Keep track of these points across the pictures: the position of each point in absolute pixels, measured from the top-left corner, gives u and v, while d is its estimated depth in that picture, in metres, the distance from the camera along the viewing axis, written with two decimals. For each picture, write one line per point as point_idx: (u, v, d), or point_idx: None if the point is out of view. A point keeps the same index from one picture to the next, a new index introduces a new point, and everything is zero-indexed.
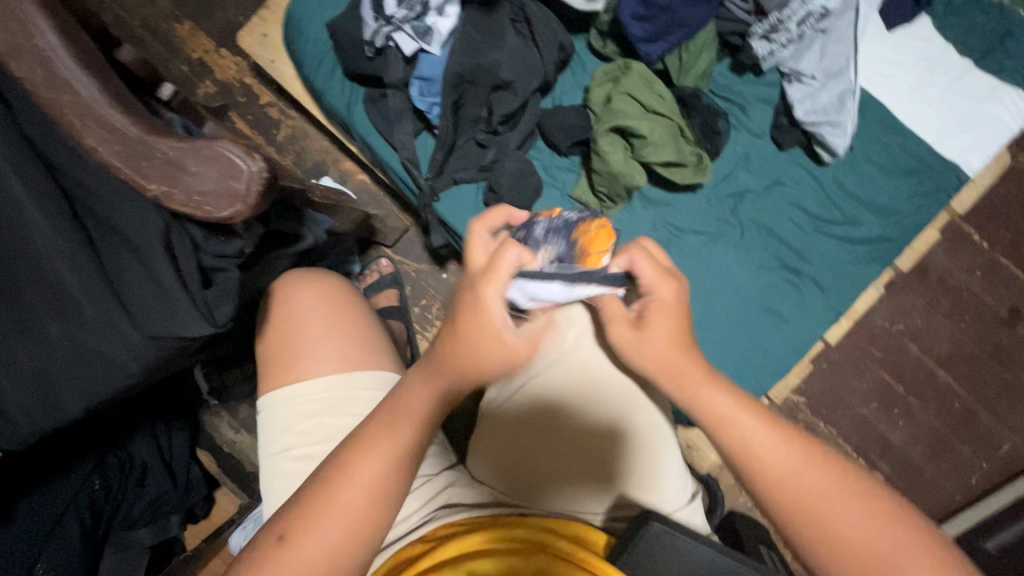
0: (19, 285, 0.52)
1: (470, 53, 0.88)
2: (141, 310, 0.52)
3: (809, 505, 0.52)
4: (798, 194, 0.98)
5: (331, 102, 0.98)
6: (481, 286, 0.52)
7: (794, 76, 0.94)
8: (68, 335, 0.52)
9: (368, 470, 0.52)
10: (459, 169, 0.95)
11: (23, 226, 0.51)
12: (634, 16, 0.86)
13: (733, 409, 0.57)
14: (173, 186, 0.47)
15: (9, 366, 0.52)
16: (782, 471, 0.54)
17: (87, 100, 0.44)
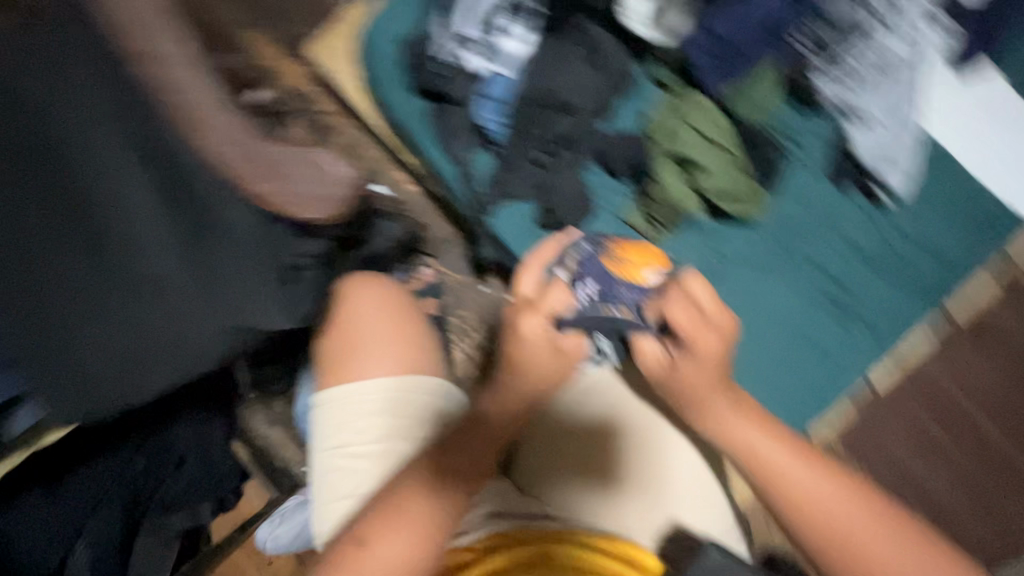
0: (118, 261, 0.55)
1: (538, 78, 0.93)
2: (231, 301, 0.59)
3: (828, 521, 0.68)
4: (853, 232, 0.97)
5: (393, 114, 1.02)
6: (531, 318, 0.74)
7: (855, 115, 0.94)
8: (160, 316, 0.57)
9: (436, 485, 0.67)
10: (513, 186, 0.97)
11: (124, 207, 0.54)
12: (702, 50, 0.92)
13: (766, 445, 0.72)
14: (285, 188, 0.54)
15: (101, 339, 0.56)
16: (798, 494, 0.70)
17: (203, 104, 0.50)
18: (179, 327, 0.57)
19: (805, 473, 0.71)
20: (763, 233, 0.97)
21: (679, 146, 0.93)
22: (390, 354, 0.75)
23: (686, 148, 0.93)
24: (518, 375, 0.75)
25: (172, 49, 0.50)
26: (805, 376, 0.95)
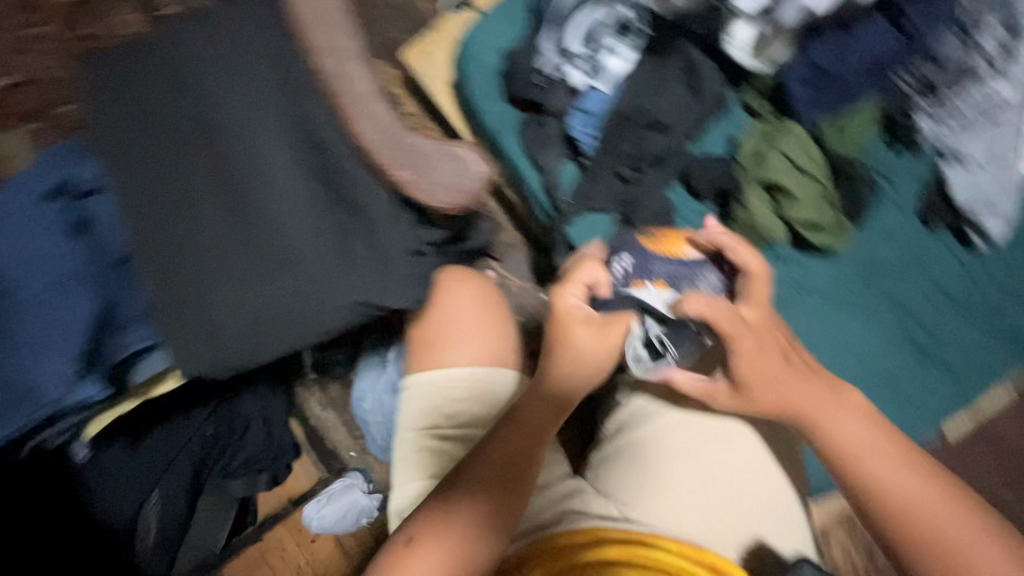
0: (263, 231, 0.63)
1: (636, 96, 0.95)
2: (360, 276, 0.63)
3: (926, 525, 0.62)
4: (941, 275, 0.96)
5: (486, 120, 1.06)
6: (558, 294, 0.77)
7: (955, 157, 0.92)
8: (295, 284, 0.63)
9: (485, 490, 0.66)
10: (598, 198, 0.99)
11: (277, 187, 0.63)
12: (800, 80, 0.91)
13: (863, 439, 0.66)
14: (417, 176, 0.57)
15: (241, 303, 0.63)
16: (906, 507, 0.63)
17: (368, 95, 0.55)
18: (309, 302, 0.63)
19: (913, 483, 0.64)
20: (849, 267, 0.97)
21: (767, 171, 0.92)
22: (478, 345, 0.79)
23: (771, 172, 0.92)
24: (556, 362, 0.77)
25: (347, 46, 0.56)
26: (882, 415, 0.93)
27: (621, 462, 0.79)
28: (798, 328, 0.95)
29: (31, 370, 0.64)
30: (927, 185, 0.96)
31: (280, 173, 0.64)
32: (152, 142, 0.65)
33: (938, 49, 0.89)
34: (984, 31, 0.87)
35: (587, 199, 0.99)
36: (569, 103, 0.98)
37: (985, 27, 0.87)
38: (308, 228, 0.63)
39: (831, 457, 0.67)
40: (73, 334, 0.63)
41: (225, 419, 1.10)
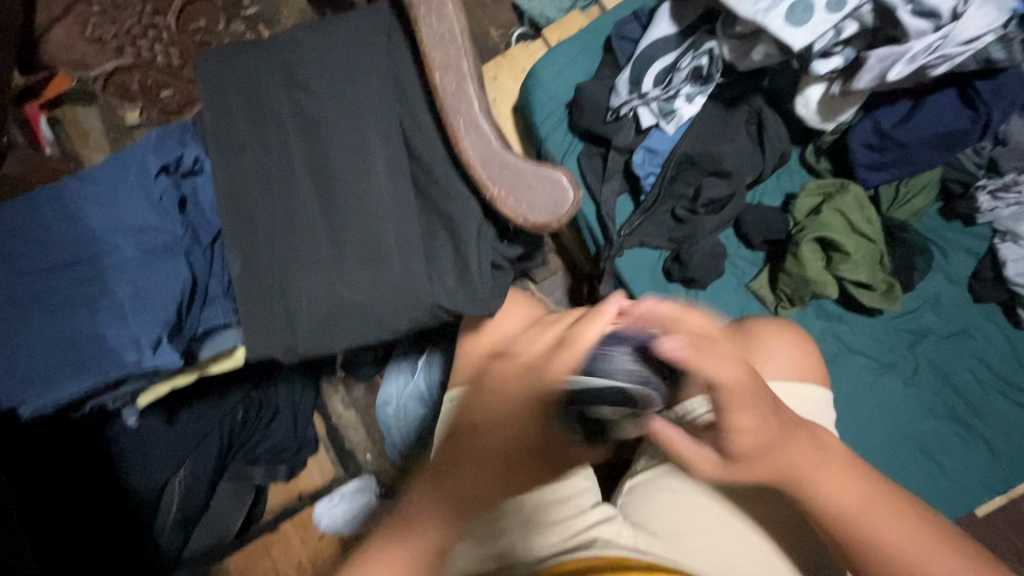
0: (348, 232, 0.68)
1: (703, 140, 0.97)
2: (441, 280, 0.67)
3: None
4: (985, 348, 0.97)
5: (549, 147, 1.10)
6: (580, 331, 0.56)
7: (1009, 236, 0.94)
8: (373, 280, 0.66)
9: (445, 505, 0.52)
10: (649, 235, 1.03)
11: (367, 191, 0.68)
12: (865, 143, 0.92)
13: (830, 481, 0.55)
14: (511, 194, 0.60)
15: (328, 294, 0.67)
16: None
17: (477, 113, 0.61)
18: (383, 301, 0.66)
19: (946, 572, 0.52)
20: (894, 329, 0.97)
21: (821, 226, 0.93)
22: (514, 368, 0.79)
23: (823, 228, 0.93)
24: (517, 375, 0.55)
25: (467, 69, 0.61)
26: (917, 483, 0.92)
27: (653, 494, 0.74)
28: (836, 382, 0.95)
29: (112, 335, 0.66)
30: (977, 259, 0.98)
31: (371, 179, 0.68)
32: (264, 130, 0.70)
33: (1006, 128, 0.89)
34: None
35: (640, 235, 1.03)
36: (635, 139, 1.01)
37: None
38: (392, 231, 0.67)
39: (836, 532, 0.55)
40: (162, 306, 0.66)
41: (257, 403, 1.11)
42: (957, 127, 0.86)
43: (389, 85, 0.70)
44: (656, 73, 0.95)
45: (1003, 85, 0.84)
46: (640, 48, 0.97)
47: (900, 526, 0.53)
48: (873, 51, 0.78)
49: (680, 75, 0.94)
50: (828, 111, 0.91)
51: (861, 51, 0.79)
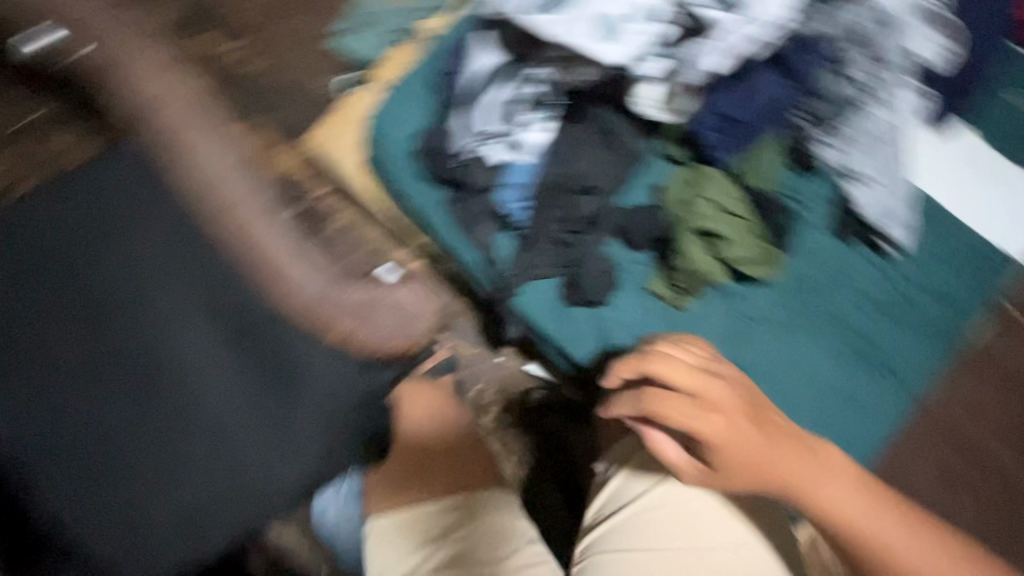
0: (189, 424, 0.70)
1: (561, 163, 0.94)
2: (300, 442, 0.74)
3: (886, 553, 0.66)
4: (865, 284, 1.03)
5: (409, 201, 1.04)
6: None
7: (856, 178, 1.00)
8: (223, 464, 0.70)
9: None
10: (539, 265, 0.98)
11: (203, 379, 0.72)
12: (710, 127, 0.96)
13: (818, 477, 0.68)
14: None
15: (178, 495, 0.68)
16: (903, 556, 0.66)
17: None
18: (242, 479, 0.71)
19: (896, 532, 0.66)
20: (785, 291, 1.01)
21: (695, 217, 0.96)
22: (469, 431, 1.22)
23: (697, 218, 0.96)
24: None
25: None
26: (842, 427, 0.98)
27: (624, 527, 0.76)
28: (751, 358, 0.97)
29: None
30: (837, 205, 1.03)
31: (208, 364, 0.73)
32: (70, 342, 0.70)
33: (820, 85, 0.97)
34: (852, 65, 0.97)
35: (530, 270, 0.98)
36: (495, 177, 0.96)
37: (853, 63, 0.97)
38: (239, 411, 0.72)
39: (824, 517, 0.68)
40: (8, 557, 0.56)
41: None
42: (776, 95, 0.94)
43: (205, 260, 0.76)
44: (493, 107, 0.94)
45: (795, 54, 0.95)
46: (464, 85, 0.96)
47: (862, 502, 0.67)
48: None
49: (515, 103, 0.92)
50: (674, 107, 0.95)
51: None
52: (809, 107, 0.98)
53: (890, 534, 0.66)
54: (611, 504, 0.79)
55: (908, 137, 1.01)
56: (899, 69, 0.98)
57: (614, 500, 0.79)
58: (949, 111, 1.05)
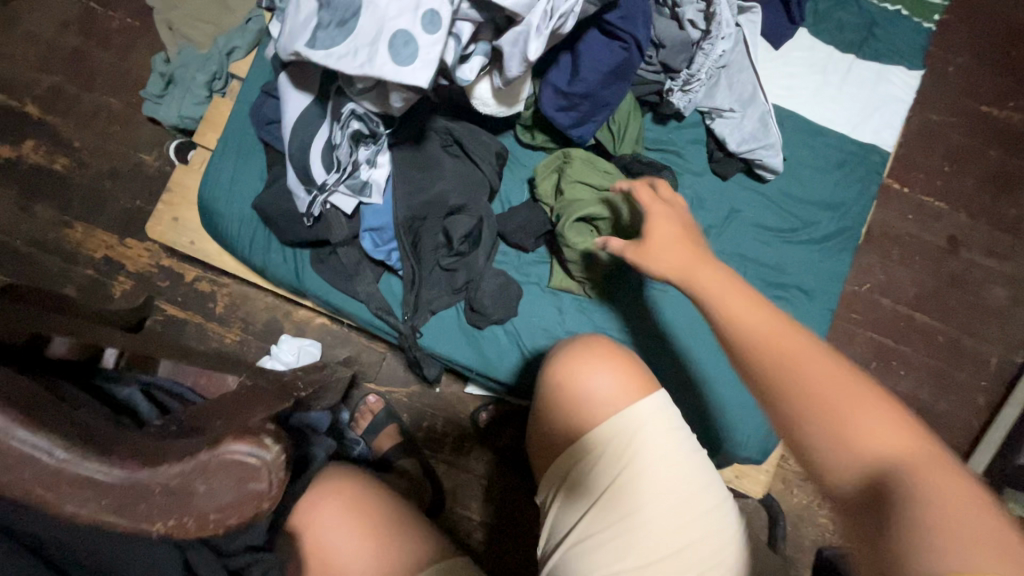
0: None
1: (415, 192, 0.84)
2: None
3: (786, 365, 0.50)
4: (757, 215, 1.02)
5: (277, 274, 0.95)
6: None
7: (714, 113, 0.98)
8: None
9: None
10: (434, 298, 0.91)
11: None
12: (557, 108, 0.86)
13: (709, 279, 0.58)
14: (184, 515, 0.40)
15: None
16: (784, 362, 0.51)
17: (50, 466, 0.37)
18: None
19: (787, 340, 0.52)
20: None
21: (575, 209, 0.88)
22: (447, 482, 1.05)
23: (576, 208, 0.88)
24: None
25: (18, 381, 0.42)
26: None
27: (572, 556, 0.68)
28: (674, 322, 0.93)
29: None
30: (705, 144, 1.01)
31: None
32: None
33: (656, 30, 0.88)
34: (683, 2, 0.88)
35: (427, 306, 0.91)
36: (353, 227, 0.86)
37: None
38: None
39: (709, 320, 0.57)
40: None
41: None
42: (619, 60, 0.81)
43: None
44: (322, 155, 0.78)
45: (627, 7, 0.79)
46: (288, 134, 0.80)
47: (752, 308, 0.54)
48: (501, 38, 0.70)
49: (343, 149, 0.77)
50: (506, 99, 0.83)
51: (493, 40, 0.71)
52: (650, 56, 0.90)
53: (779, 340, 0.52)
54: (552, 526, 0.72)
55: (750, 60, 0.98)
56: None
57: (554, 522, 0.72)
58: (784, 25, 1.02)
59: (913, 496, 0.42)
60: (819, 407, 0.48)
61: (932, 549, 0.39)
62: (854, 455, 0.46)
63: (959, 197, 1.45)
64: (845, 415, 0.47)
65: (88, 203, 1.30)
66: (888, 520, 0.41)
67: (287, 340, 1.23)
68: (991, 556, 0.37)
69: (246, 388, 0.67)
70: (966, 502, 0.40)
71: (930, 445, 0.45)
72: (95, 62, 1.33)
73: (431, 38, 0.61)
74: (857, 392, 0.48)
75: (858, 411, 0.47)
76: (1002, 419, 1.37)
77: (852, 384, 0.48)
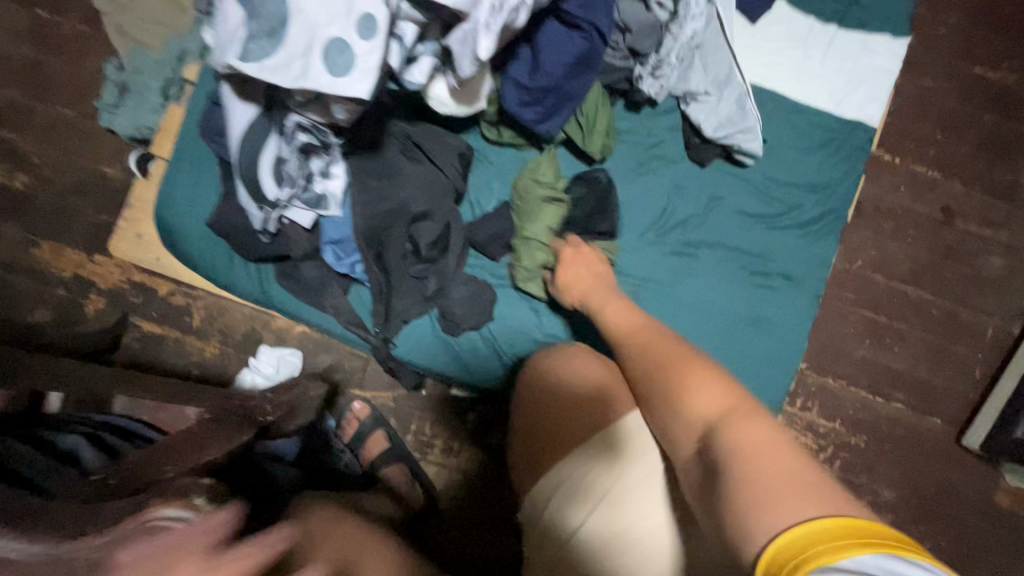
0: None
1: (375, 202, 0.81)
2: None
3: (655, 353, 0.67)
4: (738, 201, 0.98)
5: (243, 291, 0.92)
6: None
7: (689, 97, 0.93)
8: None
9: None
10: (406, 309, 0.87)
11: None
12: (521, 103, 0.81)
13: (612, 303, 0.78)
14: None
15: None
16: (653, 367, 0.66)
17: None
18: None
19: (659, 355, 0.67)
20: (662, 240, 0.97)
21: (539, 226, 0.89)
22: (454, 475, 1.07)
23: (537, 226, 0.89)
24: None
25: None
26: (758, 352, 0.95)
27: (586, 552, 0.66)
28: None
29: None
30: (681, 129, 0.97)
31: None
32: None
33: (621, 13, 0.81)
34: None
35: (400, 316, 0.88)
36: (314, 240, 0.82)
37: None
38: None
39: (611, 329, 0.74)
40: None
41: None
42: (581, 49, 0.76)
43: None
44: (272, 170, 0.74)
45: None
46: (234, 150, 0.75)
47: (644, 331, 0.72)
48: (449, 37, 0.65)
49: (293, 163, 0.74)
50: (465, 98, 0.79)
51: (441, 39, 0.66)
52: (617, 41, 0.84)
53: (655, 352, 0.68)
54: (560, 514, 0.68)
55: (724, 37, 0.91)
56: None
57: (564, 511, 0.68)
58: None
59: (732, 446, 0.52)
60: (671, 395, 0.62)
61: (737, 489, 0.49)
62: (696, 428, 0.58)
63: (953, 165, 1.40)
64: (686, 393, 0.61)
65: (52, 220, 1.26)
66: (715, 476, 0.53)
67: (266, 352, 1.21)
68: (774, 485, 0.48)
69: (202, 421, 0.64)
70: (769, 450, 0.51)
71: (756, 409, 0.56)
72: (46, 71, 1.27)
73: (368, 45, 0.56)
74: (703, 379, 0.61)
75: (697, 383, 0.61)
76: (1000, 392, 1.34)
77: (702, 375, 0.61)
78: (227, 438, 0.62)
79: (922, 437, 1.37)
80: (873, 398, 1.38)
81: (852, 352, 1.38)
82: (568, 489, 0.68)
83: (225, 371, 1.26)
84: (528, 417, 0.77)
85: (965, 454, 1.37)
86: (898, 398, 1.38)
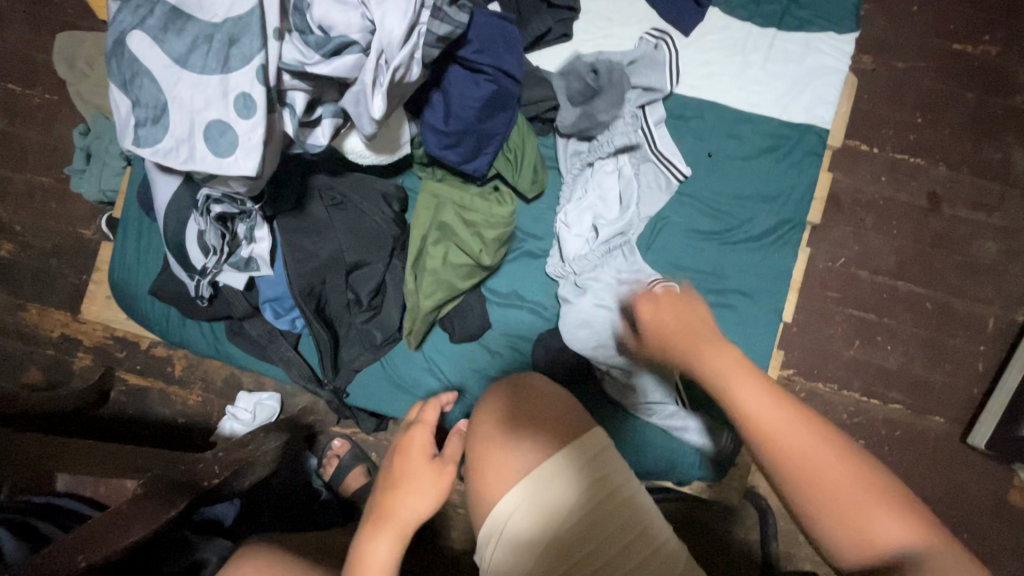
0: None
1: (305, 261, 0.81)
2: None
3: (791, 446, 0.51)
4: (687, 219, 0.95)
5: (198, 348, 0.94)
6: None
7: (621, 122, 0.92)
8: None
9: None
10: (355, 356, 0.88)
11: None
12: (442, 146, 0.80)
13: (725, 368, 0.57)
14: None
15: None
16: (806, 472, 0.50)
17: None
18: None
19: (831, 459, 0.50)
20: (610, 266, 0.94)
21: (435, 291, 0.85)
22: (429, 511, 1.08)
23: (425, 293, 0.85)
24: None
25: None
26: None
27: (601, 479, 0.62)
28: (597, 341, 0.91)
29: None
30: (634, 391, 0.90)
31: None
32: None
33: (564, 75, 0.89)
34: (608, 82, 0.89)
35: (348, 366, 0.89)
36: (251, 299, 0.85)
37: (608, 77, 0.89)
38: None
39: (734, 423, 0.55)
40: None
41: None
42: (489, 91, 0.76)
43: None
44: (196, 241, 0.75)
45: (482, 39, 0.75)
46: (160, 218, 0.76)
47: (749, 389, 0.54)
48: (343, 99, 0.65)
49: (211, 233, 0.75)
50: (384, 148, 0.77)
51: (338, 100, 0.66)
52: (579, 73, 0.89)
53: (807, 445, 0.51)
54: (567, 500, 0.61)
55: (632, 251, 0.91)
56: (665, 78, 0.91)
57: (585, 469, 0.62)
58: (689, 10, 0.94)
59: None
60: (843, 512, 0.49)
61: None
62: (860, 549, 0.48)
63: (936, 149, 1.33)
64: (857, 517, 0.48)
65: (31, 284, 1.28)
66: None
67: (241, 395, 1.09)
68: None
69: (132, 496, 0.65)
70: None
71: (928, 524, 0.48)
72: (19, 141, 1.31)
73: (248, 123, 0.57)
74: (875, 500, 0.49)
75: (868, 506, 0.49)
76: (1005, 386, 1.26)
77: (875, 486, 0.50)
78: (150, 514, 0.62)
79: (923, 437, 1.30)
80: (868, 400, 1.31)
81: (841, 354, 1.32)
82: (597, 467, 0.62)
83: (210, 419, 1.23)
84: (519, 401, 0.70)
85: (973, 454, 1.30)
86: (894, 398, 1.31)
